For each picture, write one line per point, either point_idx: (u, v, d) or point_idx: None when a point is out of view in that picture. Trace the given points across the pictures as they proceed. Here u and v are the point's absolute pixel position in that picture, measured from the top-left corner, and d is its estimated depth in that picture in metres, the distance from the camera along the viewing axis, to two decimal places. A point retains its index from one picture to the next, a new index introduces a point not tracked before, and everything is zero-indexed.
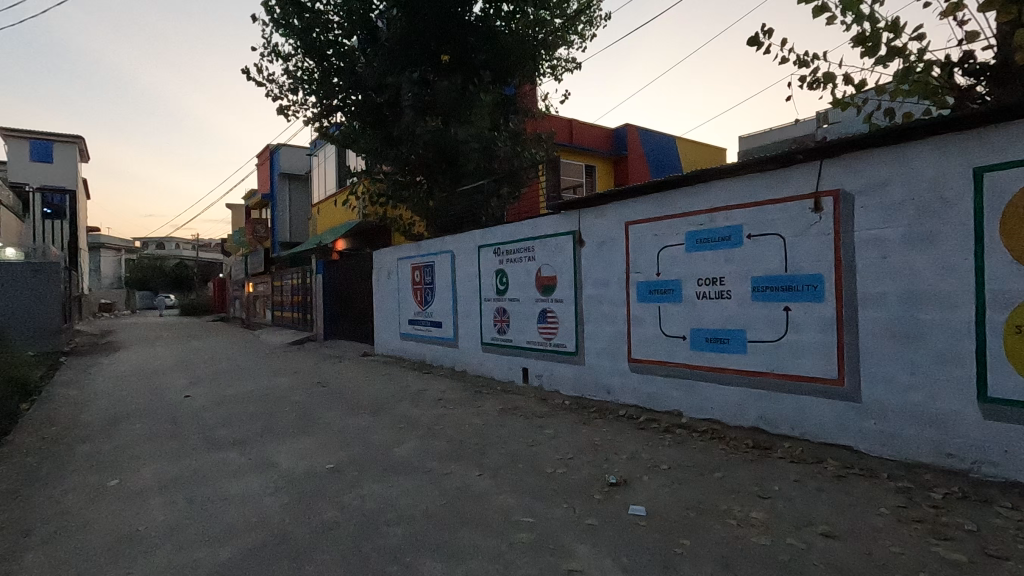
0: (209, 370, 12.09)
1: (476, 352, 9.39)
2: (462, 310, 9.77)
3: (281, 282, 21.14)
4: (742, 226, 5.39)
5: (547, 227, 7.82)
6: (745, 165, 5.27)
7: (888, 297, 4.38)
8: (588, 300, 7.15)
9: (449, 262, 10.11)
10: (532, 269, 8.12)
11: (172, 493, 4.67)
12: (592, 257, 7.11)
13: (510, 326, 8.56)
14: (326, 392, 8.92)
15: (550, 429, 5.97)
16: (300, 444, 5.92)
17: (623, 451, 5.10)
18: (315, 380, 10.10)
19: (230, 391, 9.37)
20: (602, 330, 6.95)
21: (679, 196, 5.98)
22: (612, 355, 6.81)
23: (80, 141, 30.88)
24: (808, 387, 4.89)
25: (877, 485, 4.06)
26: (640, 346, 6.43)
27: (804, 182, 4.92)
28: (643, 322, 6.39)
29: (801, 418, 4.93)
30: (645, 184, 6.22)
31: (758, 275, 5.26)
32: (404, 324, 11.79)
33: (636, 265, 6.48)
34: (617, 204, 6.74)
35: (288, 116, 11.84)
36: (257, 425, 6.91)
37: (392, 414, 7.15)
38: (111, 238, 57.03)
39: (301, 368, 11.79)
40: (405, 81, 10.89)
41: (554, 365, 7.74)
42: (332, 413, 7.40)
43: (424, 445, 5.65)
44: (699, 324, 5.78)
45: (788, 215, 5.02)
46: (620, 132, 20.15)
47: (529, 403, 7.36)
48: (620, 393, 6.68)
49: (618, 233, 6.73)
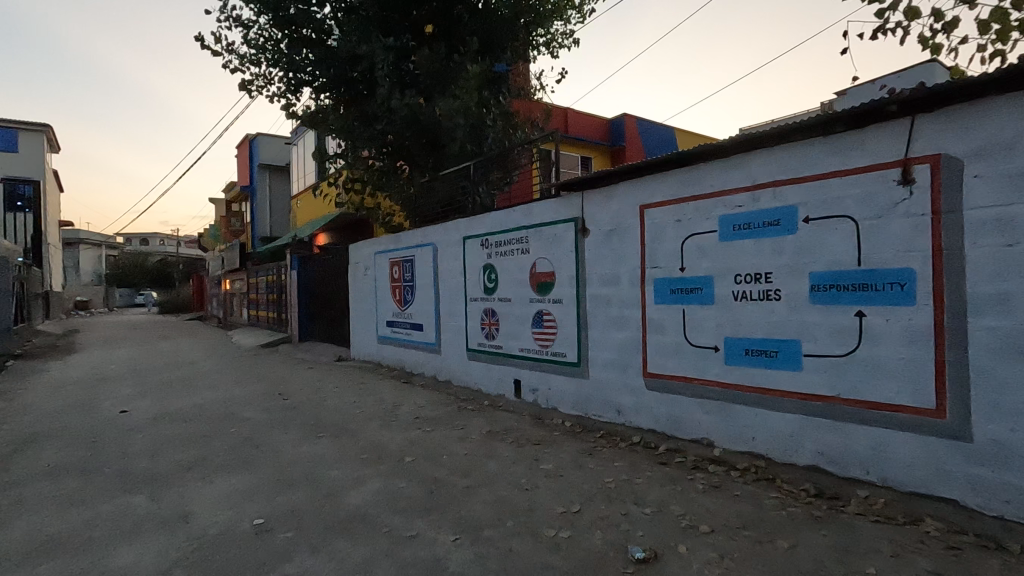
0: (162, 378, 10.76)
1: (461, 360, 8.15)
2: (445, 312, 8.51)
3: (257, 279, 19.80)
4: (796, 208, 4.19)
5: (544, 213, 6.59)
6: (805, 126, 4.05)
7: (1013, 301, 3.19)
8: (593, 301, 5.93)
9: (431, 256, 8.86)
10: (526, 263, 6.89)
11: (30, 568, 3.40)
12: (598, 249, 5.89)
13: (500, 331, 7.32)
14: (285, 407, 7.66)
15: (549, 464, 4.75)
16: (232, 485, 4.67)
17: (645, 500, 3.89)
18: (278, 391, 8.85)
19: (175, 406, 8.07)
20: (610, 337, 5.74)
21: (711, 170, 4.77)
22: (623, 368, 5.60)
23: (48, 130, 29.49)
24: (890, 418, 3.71)
25: (1014, 566, 2.87)
26: (658, 357, 5.23)
27: (886, 145, 3.72)
28: (662, 329, 5.19)
29: (880, 459, 3.75)
30: (666, 158, 5.00)
31: (818, 270, 4.06)
32: (382, 326, 10.53)
33: (653, 258, 5.28)
34: (629, 184, 5.53)
35: (251, 92, 10.48)
36: (190, 453, 5.66)
37: (356, 440, 5.90)
38: (92, 234, 55.46)
39: (264, 376, 10.51)
40: (381, 49, 9.54)
41: (551, 378, 6.52)
42: (284, 436, 6.16)
43: (388, 487, 4.41)
44: (736, 333, 4.59)
45: (863, 190, 3.82)
46: (619, 121, 18.90)
47: (521, 425, 6.15)
48: (633, 415, 5.48)
49: (631, 220, 5.52)
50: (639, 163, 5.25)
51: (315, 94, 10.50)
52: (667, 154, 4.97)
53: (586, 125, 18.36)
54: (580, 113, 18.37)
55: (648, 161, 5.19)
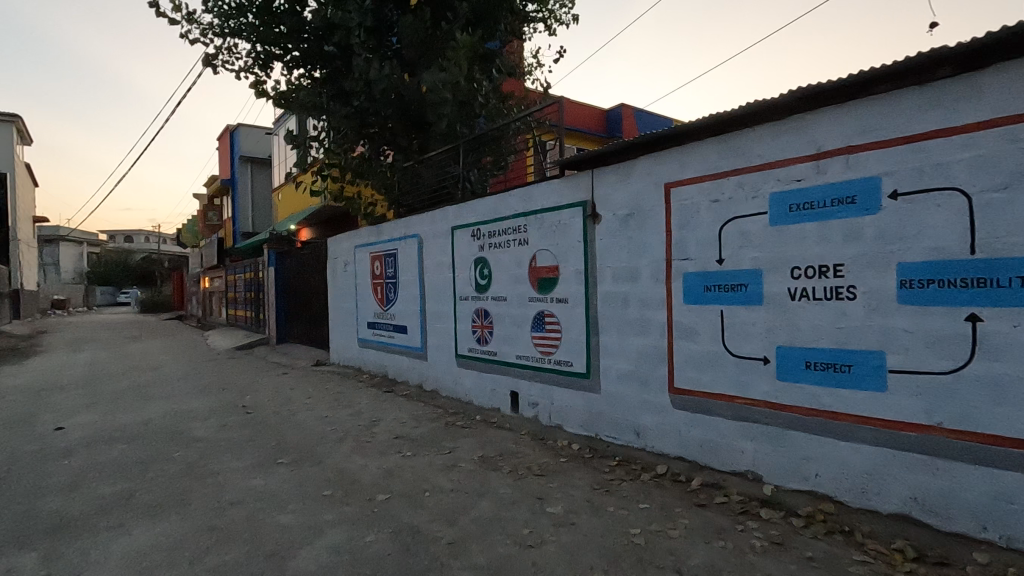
0: (117, 386, 9.65)
1: (450, 367, 7.16)
2: (431, 312, 7.52)
3: (235, 276, 18.68)
4: (879, 179, 3.24)
5: (545, 197, 5.61)
6: (897, 71, 3.08)
7: None
8: (605, 301, 4.96)
9: (416, 248, 7.85)
10: (524, 256, 5.90)
11: None
12: (611, 238, 4.92)
13: (494, 334, 6.34)
14: (247, 424, 6.63)
15: (556, 507, 3.78)
16: (153, 537, 3.66)
17: (689, 567, 2.93)
18: (243, 403, 7.82)
19: (121, 421, 7.02)
20: (627, 344, 4.77)
21: (761, 135, 3.80)
22: (643, 382, 4.63)
23: (18, 120, 28.28)
24: (1019, 459, 2.77)
25: None
26: (688, 370, 4.27)
27: (1016, 92, 2.78)
28: (694, 335, 4.23)
29: (1003, 511, 2.81)
30: (701, 122, 4.04)
31: (910, 261, 3.11)
32: (362, 328, 9.52)
33: (682, 248, 4.31)
34: (651, 158, 4.56)
35: (215, 69, 9.42)
36: (117, 487, 4.64)
37: (321, 469, 4.88)
38: (72, 232, 53.87)
39: (232, 384, 9.46)
40: (358, 12, 8.34)
41: (556, 391, 5.54)
42: (236, 463, 5.13)
43: (351, 542, 3.42)
44: (794, 341, 3.63)
45: (979, 154, 2.88)
46: (614, 112, 17.98)
47: (520, 448, 5.17)
48: (657, 439, 4.52)
49: (653, 202, 4.55)
50: (665, 131, 4.28)
51: (287, 70, 9.44)
52: (704, 116, 3.99)
53: (581, 115, 17.37)
54: (575, 103, 17.40)
55: (676, 127, 4.22)
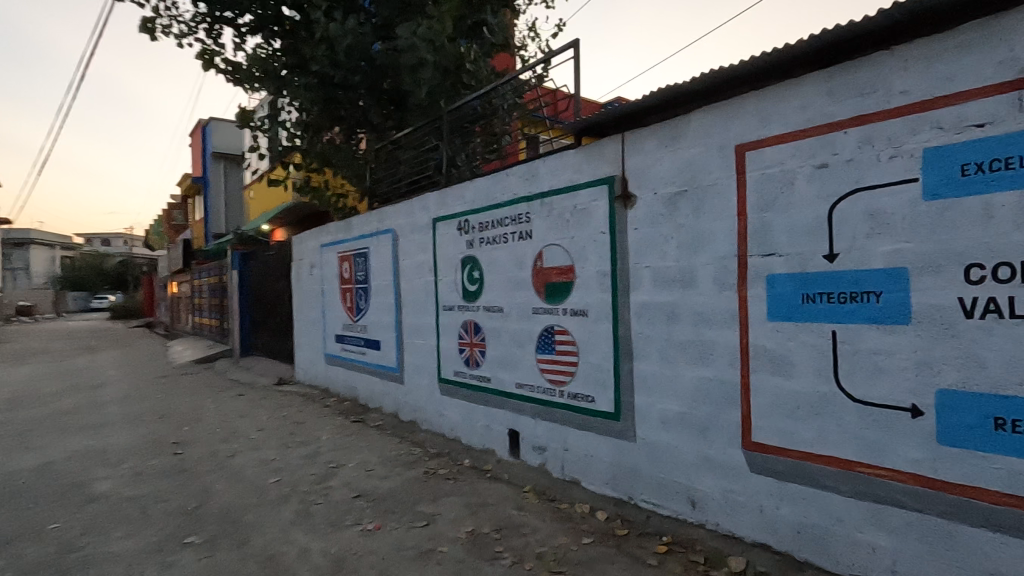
0: (35, 414, 8.05)
1: (431, 394, 5.73)
2: (409, 325, 6.09)
3: (201, 281, 17.05)
4: None
5: (556, 174, 4.22)
6: None
7: None
8: (643, 315, 3.58)
9: (390, 246, 6.43)
10: (525, 253, 4.51)
11: None
12: (650, 226, 3.54)
13: (487, 355, 4.94)
14: (169, 471, 5.16)
15: None
16: None
17: None
18: (176, 438, 6.33)
19: (8, 468, 5.46)
20: (676, 377, 3.38)
21: (908, 57, 2.43)
22: (702, 431, 3.24)
23: None
24: None
25: None
26: (776, 418, 2.90)
27: None
28: (785, 368, 2.86)
29: None
30: (803, 46, 2.67)
31: None
32: (330, 341, 8.06)
33: (765, 238, 2.93)
34: (714, 111, 3.19)
35: (156, 35, 7.95)
36: None
37: (241, 556, 3.42)
38: (44, 235, 51.69)
39: (174, 410, 7.94)
40: None
41: (570, 435, 4.13)
42: (124, 546, 3.64)
43: None
44: (970, 384, 2.27)
45: None
46: None
47: (524, 516, 3.77)
48: (724, 514, 3.14)
49: (716, 173, 3.18)
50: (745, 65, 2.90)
51: (240, 37, 7.99)
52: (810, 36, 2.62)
53: None
54: None
55: (760, 59, 2.84)
